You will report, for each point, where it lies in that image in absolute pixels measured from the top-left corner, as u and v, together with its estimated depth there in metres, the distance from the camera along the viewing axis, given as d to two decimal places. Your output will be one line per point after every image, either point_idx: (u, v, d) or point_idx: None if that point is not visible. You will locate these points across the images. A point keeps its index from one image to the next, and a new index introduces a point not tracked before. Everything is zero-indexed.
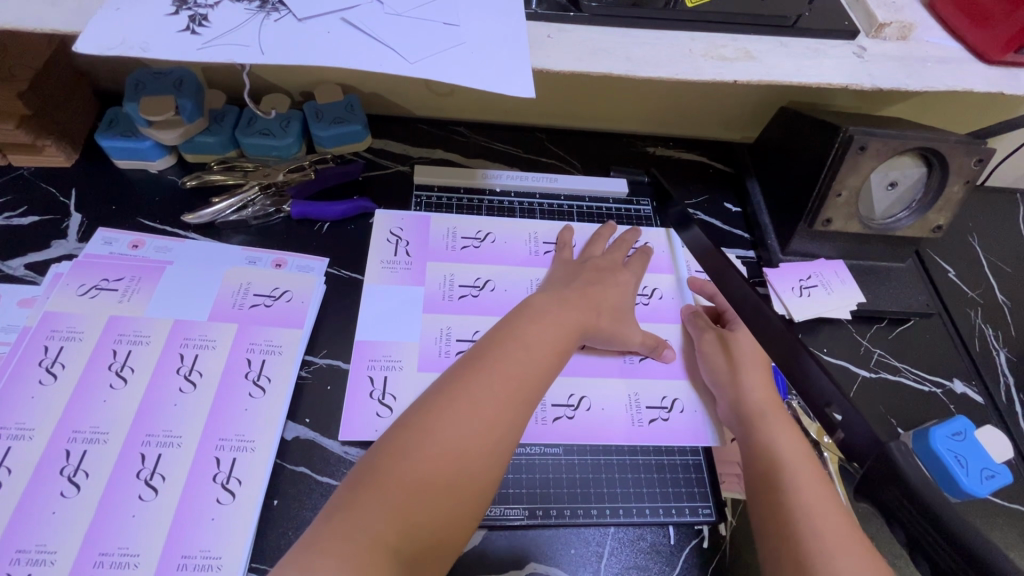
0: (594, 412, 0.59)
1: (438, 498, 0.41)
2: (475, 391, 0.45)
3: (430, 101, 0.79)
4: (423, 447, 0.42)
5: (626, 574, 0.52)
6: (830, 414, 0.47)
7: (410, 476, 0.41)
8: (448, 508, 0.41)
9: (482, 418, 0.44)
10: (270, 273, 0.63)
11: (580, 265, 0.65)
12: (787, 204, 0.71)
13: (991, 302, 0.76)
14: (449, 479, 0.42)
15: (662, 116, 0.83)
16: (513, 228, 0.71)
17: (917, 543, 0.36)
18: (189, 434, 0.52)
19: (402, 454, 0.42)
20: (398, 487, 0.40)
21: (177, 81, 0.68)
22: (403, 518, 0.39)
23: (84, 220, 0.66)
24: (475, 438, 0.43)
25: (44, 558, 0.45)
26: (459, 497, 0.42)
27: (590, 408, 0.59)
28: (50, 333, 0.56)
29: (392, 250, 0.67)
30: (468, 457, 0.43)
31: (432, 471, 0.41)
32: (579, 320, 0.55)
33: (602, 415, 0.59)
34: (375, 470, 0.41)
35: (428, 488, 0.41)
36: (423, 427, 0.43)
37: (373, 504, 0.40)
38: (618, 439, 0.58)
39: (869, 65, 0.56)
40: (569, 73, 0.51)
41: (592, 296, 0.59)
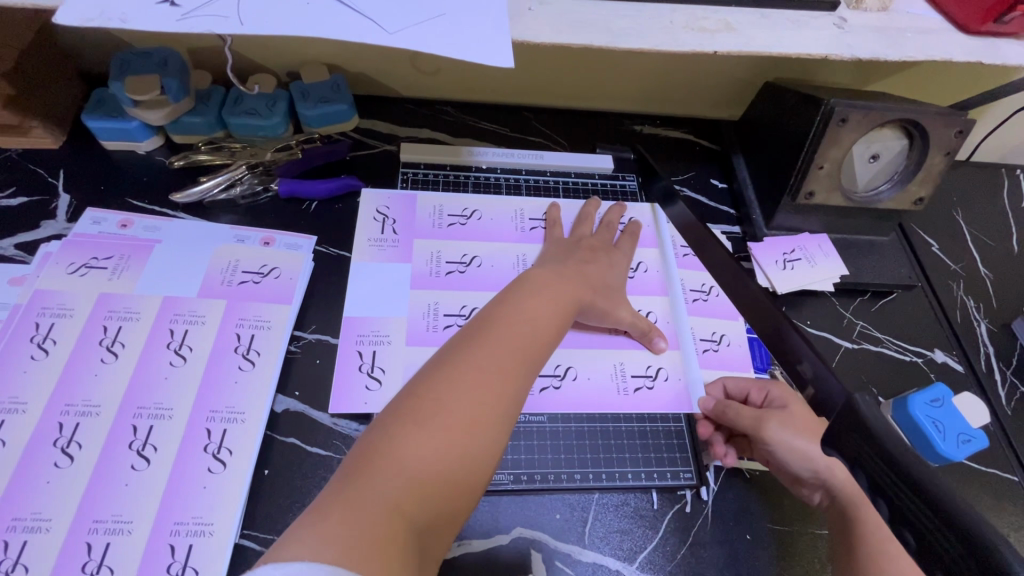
0: (579, 382, 0.60)
1: (448, 467, 0.40)
2: (479, 361, 0.45)
3: (416, 80, 0.79)
4: (431, 417, 0.41)
5: (610, 538, 0.54)
6: (802, 371, 0.54)
7: (420, 445, 0.40)
8: (459, 477, 0.40)
9: (488, 386, 0.44)
10: (258, 250, 0.64)
11: (573, 243, 0.65)
12: (772, 178, 0.72)
13: (973, 274, 0.77)
14: (460, 447, 0.41)
15: (648, 94, 0.83)
16: (500, 206, 0.72)
17: (879, 487, 0.38)
18: (180, 407, 0.53)
19: (410, 423, 0.41)
20: (409, 456, 0.39)
21: (162, 60, 0.67)
22: (415, 486, 0.38)
23: (73, 201, 0.66)
24: (483, 407, 0.43)
25: (39, 526, 0.47)
26: (469, 466, 0.41)
27: (575, 377, 0.60)
28: (41, 311, 0.56)
29: (379, 227, 0.68)
30: (478, 425, 0.42)
31: (443, 440, 0.40)
32: (572, 292, 0.56)
33: (587, 385, 0.60)
34: (383, 439, 0.40)
35: (439, 457, 0.40)
36: (430, 398, 0.42)
37: (385, 473, 0.38)
38: (603, 407, 0.59)
39: (849, 36, 0.56)
40: (550, 45, 0.52)
41: (577, 270, 0.60)
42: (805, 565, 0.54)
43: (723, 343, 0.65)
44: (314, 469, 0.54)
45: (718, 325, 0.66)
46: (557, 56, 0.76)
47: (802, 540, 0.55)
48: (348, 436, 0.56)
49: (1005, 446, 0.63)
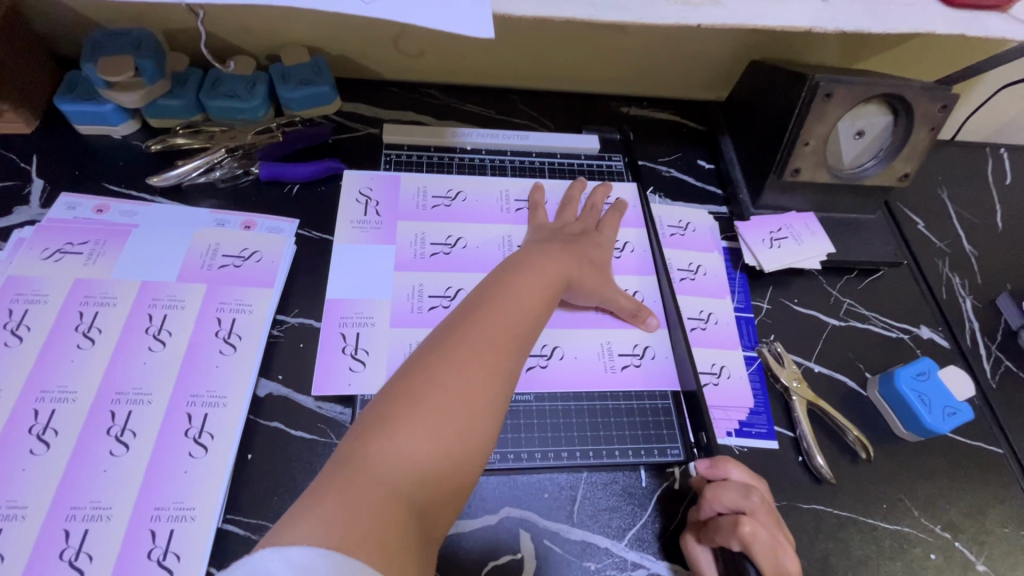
0: (567, 361, 0.60)
1: (448, 445, 0.39)
2: (470, 339, 0.44)
3: (399, 63, 0.78)
4: (426, 395, 0.41)
5: (599, 516, 0.54)
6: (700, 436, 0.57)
7: (416, 422, 0.39)
8: (457, 454, 0.40)
9: (481, 363, 0.43)
10: (239, 234, 0.63)
11: (556, 229, 0.64)
12: (758, 157, 0.72)
13: (959, 252, 0.77)
14: (456, 424, 0.40)
15: (636, 76, 0.82)
16: (483, 186, 0.71)
17: None
18: (159, 392, 0.52)
19: (408, 402, 0.40)
20: (408, 434, 0.39)
21: (135, 40, 0.66)
22: (417, 466, 0.38)
23: (47, 187, 0.65)
24: (476, 381, 0.42)
25: (15, 513, 0.45)
26: (468, 442, 0.40)
27: (562, 357, 0.60)
28: (15, 297, 0.55)
29: (362, 210, 0.67)
30: (474, 400, 0.41)
31: (439, 418, 0.40)
32: (563, 274, 0.56)
33: (573, 364, 0.60)
34: (379, 421, 0.39)
35: (435, 436, 0.39)
36: (425, 376, 0.42)
37: (384, 452, 0.38)
38: (590, 385, 0.59)
39: (834, 9, 0.56)
40: (531, 18, 0.51)
41: (566, 251, 0.59)
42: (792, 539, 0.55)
43: (710, 321, 0.66)
44: (299, 453, 0.53)
45: (706, 304, 0.67)
46: (542, 35, 0.75)
47: (791, 515, 0.56)
48: (333, 419, 0.55)
49: (989, 420, 0.64)
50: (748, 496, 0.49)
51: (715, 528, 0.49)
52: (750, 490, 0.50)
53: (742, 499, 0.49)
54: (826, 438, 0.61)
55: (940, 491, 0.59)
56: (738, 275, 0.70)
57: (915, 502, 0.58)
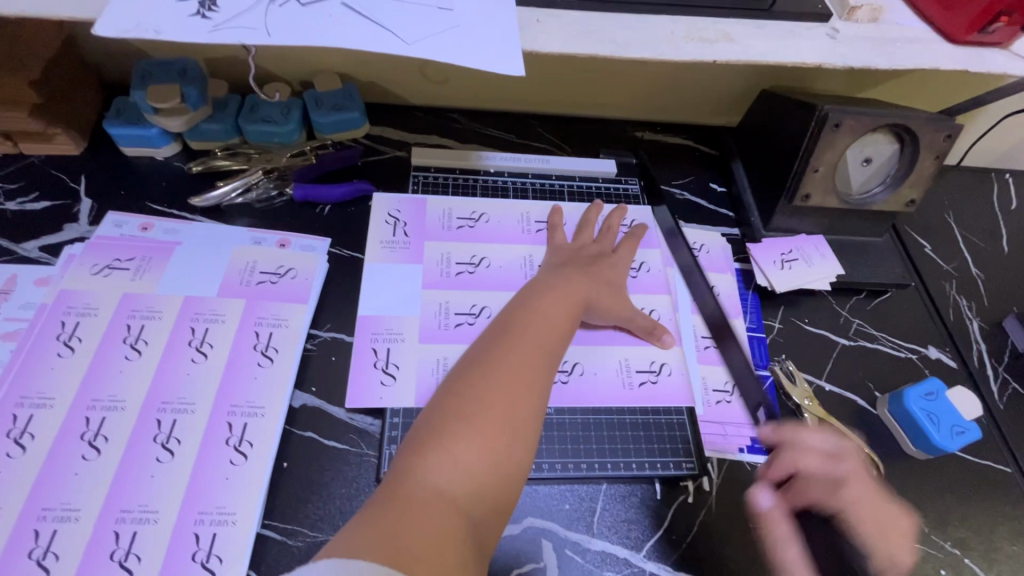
0: (587, 377, 0.62)
1: (495, 460, 0.42)
2: (508, 358, 0.47)
3: (424, 89, 0.82)
4: (472, 413, 0.43)
5: (617, 527, 0.56)
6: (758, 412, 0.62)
7: (465, 440, 0.42)
8: (504, 469, 0.42)
9: (519, 380, 0.46)
10: (274, 252, 0.66)
11: (574, 251, 0.67)
12: (769, 182, 0.75)
13: (965, 274, 0.80)
14: (501, 439, 0.42)
15: (650, 103, 0.86)
16: (505, 208, 0.74)
17: None
18: (202, 401, 0.55)
19: (454, 421, 0.43)
20: (458, 451, 0.41)
21: (180, 70, 0.70)
22: (468, 479, 0.40)
23: (94, 205, 0.69)
24: (516, 397, 0.45)
25: (69, 515, 0.48)
26: (513, 457, 0.42)
27: (583, 373, 0.62)
28: (67, 310, 0.58)
29: (391, 230, 0.70)
30: (516, 416, 0.44)
31: (485, 434, 0.42)
32: (582, 291, 0.59)
33: (593, 379, 0.62)
34: (430, 439, 0.42)
35: (483, 452, 0.41)
36: (468, 394, 0.44)
37: (436, 469, 0.40)
38: (610, 399, 0.61)
39: (841, 46, 0.59)
40: (557, 54, 0.54)
41: (583, 271, 0.63)
42: None
43: (724, 340, 0.68)
44: (331, 462, 0.56)
45: (719, 323, 0.69)
46: (562, 64, 0.79)
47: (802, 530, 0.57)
48: (363, 430, 0.58)
49: (997, 439, 0.66)
50: (838, 464, 0.54)
51: (797, 489, 0.55)
52: (837, 457, 0.55)
53: (829, 464, 0.54)
54: None
55: (951, 508, 0.61)
56: (750, 295, 0.73)
57: (925, 520, 0.60)
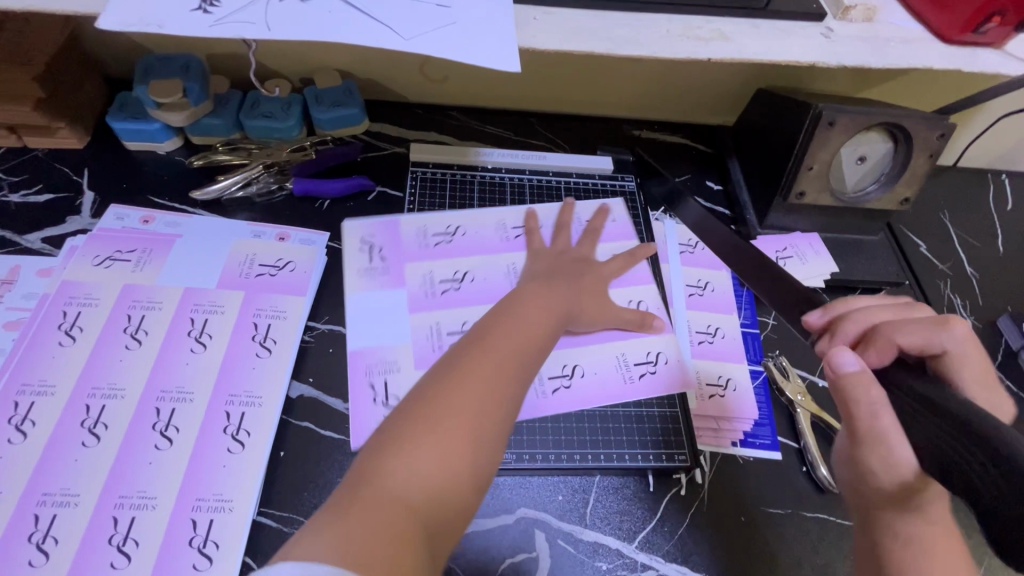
0: (588, 378, 0.62)
1: (460, 468, 0.40)
2: (486, 361, 0.45)
3: (424, 87, 0.83)
4: (441, 417, 0.41)
5: (609, 518, 0.56)
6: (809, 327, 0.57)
7: (431, 446, 0.40)
8: (468, 477, 0.40)
9: (494, 387, 0.44)
10: (274, 245, 0.67)
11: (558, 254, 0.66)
12: (764, 180, 0.75)
13: (960, 274, 0.80)
14: (468, 447, 0.41)
15: (648, 102, 0.87)
16: (478, 218, 0.73)
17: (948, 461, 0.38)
18: (200, 390, 0.56)
19: (421, 423, 0.41)
20: (423, 456, 0.39)
21: (183, 65, 0.71)
22: (431, 486, 0.39)
23: (96, 198, 0.70)
24: (489, 404, 0.43)
25: (68, 500, 0.49)
26: (479, 467, 0.41)
27: (584, 374, 0.63)
28: (69, 300, 0.59)
29: (367, 258, 0.68)
30: (486, 425, 0.42)
31: (452, 441, 0.40)
32: (562, 297, 0.57)
33: (596, 379, 0.62)
34: (394, 442, 0.40)
35: (448, 459, 0.40)
36: (440, 397, 0.42)
37: (398, 475, 0.38)
38: (611, 396, 0.62)
39: (835, 45, 0.60)
40: (553, 52, 0.55)
41: (567, 283, 0.59)
42: (798, 548, 0.57)
43: (718, 335, 0.69)
44: (327, 452, 0.56)
45: (713, 319, 0.70)
46: (560, 62, 0.80)
47: (792, 524, 0.58)
48: None
49: None
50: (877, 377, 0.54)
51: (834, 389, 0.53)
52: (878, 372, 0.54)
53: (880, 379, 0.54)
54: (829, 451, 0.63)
55: None
56: (746, 291, 0.73)
57: None
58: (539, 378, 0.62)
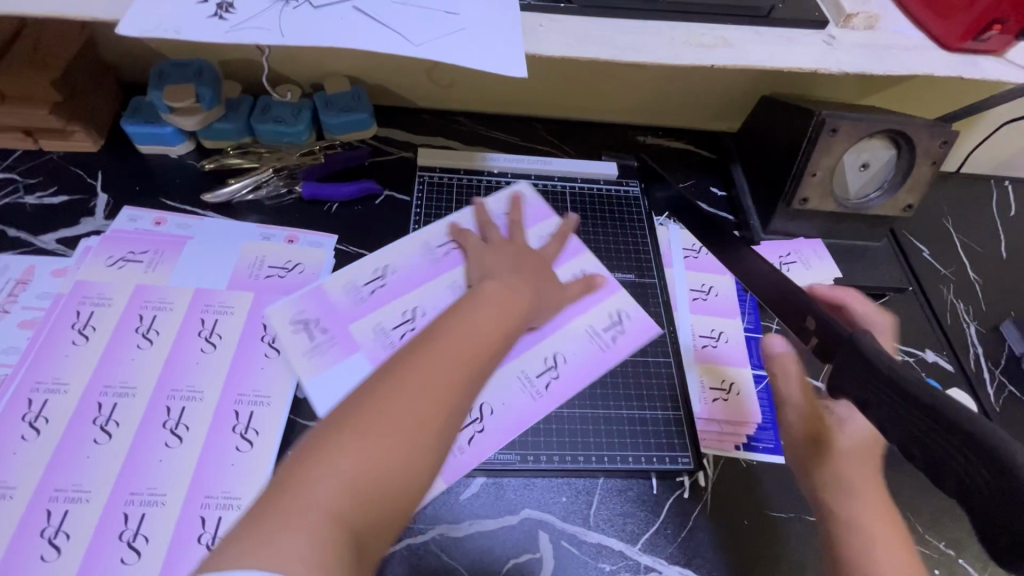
0: (571, 361, 0.63)
1: (393, 471, 0.38)
2: (431, 360, 0.43)
3: (431, 92, 0.84)
4: (376, 418, 0.39)
5: (612, 520, 0.57)
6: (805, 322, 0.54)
7: (362, 449, 0.38)
8: (402, 482, 0.39)
9: (437, 388, 0.42)
10: (283, 247, 0.68)
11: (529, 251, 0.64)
12: (768, 186, 0.76)
13: (963, 280, 0.80)
14: (404, 451, 0.39)
15: (652, 108, 0.88)
16: (401, 249, 0.69)
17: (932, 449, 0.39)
18: (210, 389, 0.57)
19: (353, 425, 0.39)
20: (352, 459, 0.37)
21: (196, 71, 0.72)
22: (359, 490, 0.37)
23: (110, 200, 0.71)
24: (430, 406, 0.41)
25: (80, 496, 0.50)
26: (415, 471, 0.39)
27: (566, 360, 0.63)
28: (82, 300, 0.60)
29: (305, 337, 0.60)
30: (425, 428, 0.40)
31: (386, 444, 0.39)
32: (525, 298, 0.55)
33: (578, 360, 0.64)
34: (323, 444, 0.38)
35: (380, 463, 0.38)
36: (376, 398, 0.40)
37: (323, 479, 0.36)
38: (593, 371, 0.63)
39: (837, 52, 0.60)
40: (559, 58, 0.56)
41: (528, 282, 0.57)
42: (803, 552, 0.57)
43: (722, 339, 0.69)
44: None
45: (717, 323, 0.70)
46: (565, 69, 0.81)
47: (796, 528, 0.58)
48: None
49: None
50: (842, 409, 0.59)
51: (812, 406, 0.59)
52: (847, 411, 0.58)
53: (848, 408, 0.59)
54: None
55: (945, 508, 0.61)
56: (749, 296, 0.72)
57: (921, 520, 0.60)
58: (530, 381, 0.61)
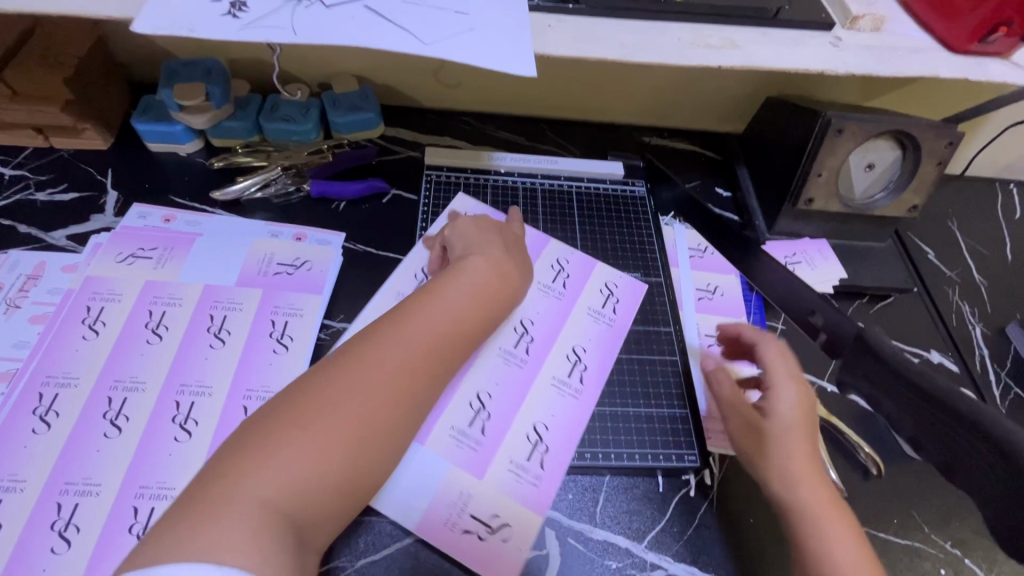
0: (590, 349, 0.65)
1: (331, 466, 0.39)
2: (379, 358, 0.44)
3: (438, 93, 0.85)
4: (317, 414, 0.40)
5: (619, 518, 0.57)
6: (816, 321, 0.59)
7: (300, 443, 0.38)
8: (340, 475, 0.39)
9: (382, 386, 0.42)
10: (292, 244, 0.68)
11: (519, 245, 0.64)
12: (774, 186, 0.76)
13: (968, 281, 0.81)
14: (342, 447, 0.39)
15: (657, 109, 0.88)
16: (407, 277, 0.66)
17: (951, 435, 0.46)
18: (219, 384, 0.57)
19: (293, 419, 0.39)
20: (289, 453, 0.38)
21: (206, 69, 0.73)
22: (295, 485, 0.37)
23: (120, 197, 0.71)
24: (373, 404, 0.42)
25: (90, 489, 0.50)
26: (353, 465, 0.40)
27: (586, 349, 0.65)
28: (92, 295, 0.61)
29: None
30: (367, 425, 0.41)
31: (325, 439, 0.39)
32: (494, 290, 0.55)
33: (596, 347, 0.65)
34: (260, 439, 0.38)
35: (318, 456, 0.38)
36: (318, 394, 0.41)
37: (259, 472, 0.36)
38: (607, 352, 0.65)
39: (844, 53, 0.61)
40: (567, 58, 0.56)
41: (509, 270, 0.58)
42: None
43: None
44: None
45: (723, 322, 0.70)
46: (571, 70, 0.82)
47: None
48: None
49: None
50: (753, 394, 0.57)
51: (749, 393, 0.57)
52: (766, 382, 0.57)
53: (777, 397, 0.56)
54: (838, 454, 0.63)
55: (952, 509, 0.61)
56: (755, 296, 0.73)
57: (927, 520, 0.60)
58: (564, 383, 0.62)
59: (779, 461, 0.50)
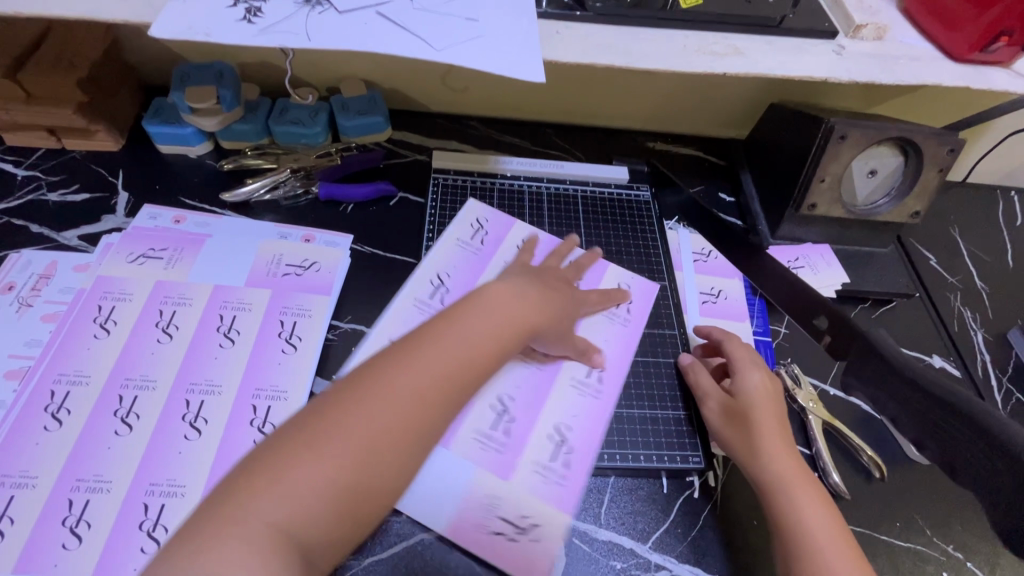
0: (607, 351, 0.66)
1: (343, 491, 0.38)
2: (397, 382, 0.42)
3: (445, 97, 0.86)
4: (331, 438, 0.39)
5: (624, 519, 0.57)
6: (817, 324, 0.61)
7: (313, 468, 0.38)
8: (352, 501, 0.39)
9: (400, 412, 0.41)
10: (300, 246, 0.69)
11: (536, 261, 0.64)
12: (777, 191, 0.77)
13: (969, 287, 0.81)
14: (355, 472, 0.39)
15: (661, 115, 0.89)
16: (425, 281, 0.67)
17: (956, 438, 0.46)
18: (228, 383, 0.58)
19: (308, 442, 0.39)
20: (300, 478, 0.37)
21: (217, 73, 0.74)
22: (304, 510, 0.37)
23: (130, 198, 0.72)
24: (388, 429, 0.41)
25: (101, 486, 0.51)
26: (366, 491, 0.39)
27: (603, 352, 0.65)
28: (104, 295, 0.62)
29: None
30: (382, 451, 0.40)
31: (338, 464, 0.38)
32: (524, 313, 0.52)
33: (612, 349, 0.66)
34: (273, 461, 0.38)
35: (330, 483, 0.38)
36: (334, 418, 0.40)
37: (269, 496, 0.36)
38: (622, 354, 0.66)
39: (846, 61, 0.62)
40: (575, 64, 0.57)
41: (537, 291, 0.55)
42: None
43: None
44: None
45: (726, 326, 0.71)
46: (577, 76, 0.83)
47: None
48: None
49: None
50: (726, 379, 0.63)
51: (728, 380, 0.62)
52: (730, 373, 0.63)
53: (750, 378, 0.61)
54: (840, 457, 0.63)
55: (953, 512, 0.61)
56: (757, 300, 0.74)
57: (928, 522, 0.61)
58: (582, 386, 0.62)
59: (758, 447, 0.55)
